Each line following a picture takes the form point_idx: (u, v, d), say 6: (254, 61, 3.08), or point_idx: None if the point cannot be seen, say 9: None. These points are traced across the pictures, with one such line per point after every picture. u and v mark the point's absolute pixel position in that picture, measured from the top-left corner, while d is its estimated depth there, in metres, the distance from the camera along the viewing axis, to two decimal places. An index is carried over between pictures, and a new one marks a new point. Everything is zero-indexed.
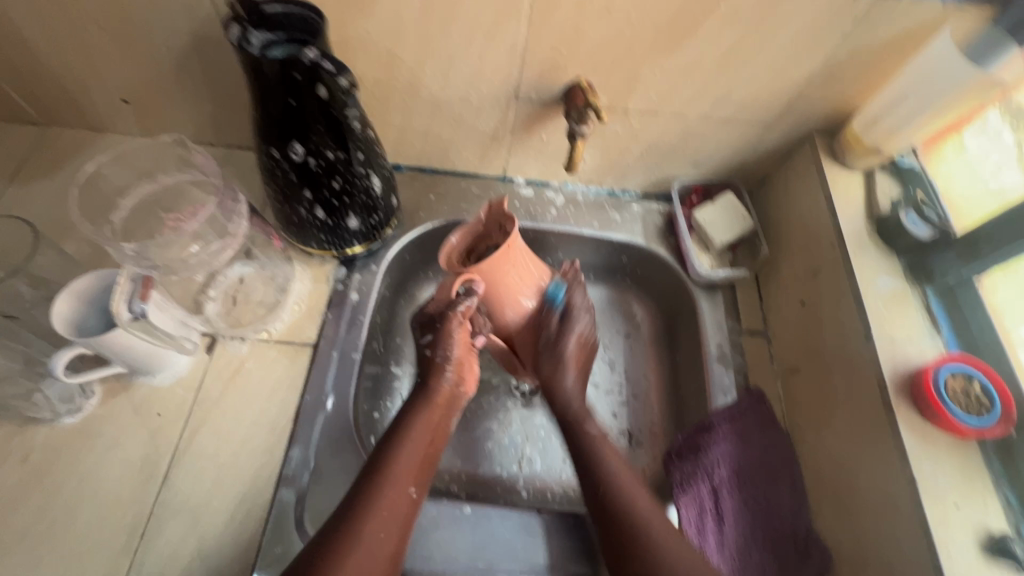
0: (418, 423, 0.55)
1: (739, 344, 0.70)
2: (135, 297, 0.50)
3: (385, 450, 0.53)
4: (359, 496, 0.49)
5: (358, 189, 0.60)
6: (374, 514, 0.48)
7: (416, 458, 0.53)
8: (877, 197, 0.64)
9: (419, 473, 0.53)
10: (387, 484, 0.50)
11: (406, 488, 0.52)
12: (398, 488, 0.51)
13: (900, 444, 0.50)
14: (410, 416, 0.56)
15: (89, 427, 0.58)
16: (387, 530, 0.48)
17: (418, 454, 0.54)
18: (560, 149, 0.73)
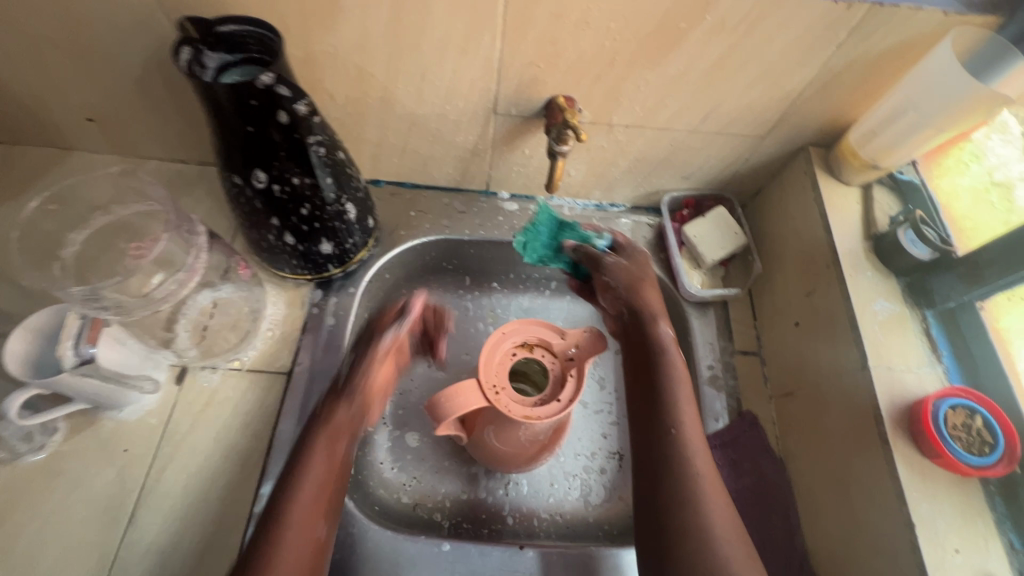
0: (317, 463, 0.50)
1: (732, 366, 0.67)
2: (81, 340, 0.49)
3: (280, 498, 0.47)
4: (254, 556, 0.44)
5: (329, 214, 0.57)
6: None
7: (317, 491, 0.49)
8: (874, 214, 0.61)
9: (326, 507, 0.49)
10: (285, 539, 0.45)
11: (309, 532, 0.47)
12: (303, 532, 0.46)
13: (897, 483, 0.47)
14: (305, 457, 0.50)
15: (53, 466, 0.56)
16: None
17: (321, 492, 0.49)
18: (544, 163, 0.70)
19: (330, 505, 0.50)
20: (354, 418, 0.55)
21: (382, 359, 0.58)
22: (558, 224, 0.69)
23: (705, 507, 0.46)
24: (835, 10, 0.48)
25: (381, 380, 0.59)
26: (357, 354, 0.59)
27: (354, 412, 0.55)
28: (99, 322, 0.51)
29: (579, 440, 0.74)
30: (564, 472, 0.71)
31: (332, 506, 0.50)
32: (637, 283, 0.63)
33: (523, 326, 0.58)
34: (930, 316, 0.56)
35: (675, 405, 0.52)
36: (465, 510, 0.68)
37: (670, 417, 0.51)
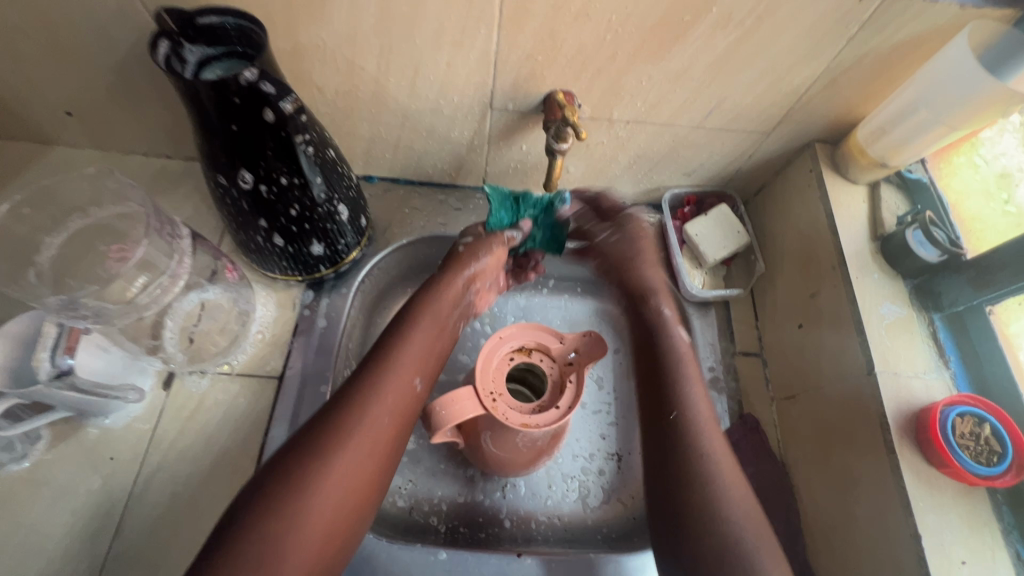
0: (423, 327, 0.57)
1: (732, 367, 0.65)
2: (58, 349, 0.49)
3: (387, 354, 0.54)
4: (348, 401, 0.49)
5: (320, 215, 0.55)
6: (365, 422, 0.48)
7: (416, 354, 0.55)
8: (882, 214, 0.59)
9: (422, 367, 0.55)
10: (383, 389, 0.51)
11: (406, 384, 0.53)
12: (400, 384, 0.52)
13: (903, 493, 0.46)
14: (414, 322, 0.57)
15: (36, 474, 0.54)
16: (375, 440, 0.49)
17: (417, 356, 0.55)
18: (542, 159, 0.68)
19: (426, 367, 0.56)
20: (464, 291, 0.62)
21: (487, 255, 0.63)
22: (514, 199, 0.65)
23: (720, 485, 0.47)
24: (847, 2, 0.46)
25: (483, 273, 0.63)
26: (463, 247, 0.64)
27: (467, 283, 0.62)
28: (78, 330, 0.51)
29: (577, 441, 0.72)
30: (562, 473, 0.70)
31: (429, 372, 0.56)
32: (632, 265, 0.64)
33: (523, 331, 0.57)
34: (938, 320, 0.55)
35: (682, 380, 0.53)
36: (461, 514, 0.67)
37: (675, 397, 0.52)
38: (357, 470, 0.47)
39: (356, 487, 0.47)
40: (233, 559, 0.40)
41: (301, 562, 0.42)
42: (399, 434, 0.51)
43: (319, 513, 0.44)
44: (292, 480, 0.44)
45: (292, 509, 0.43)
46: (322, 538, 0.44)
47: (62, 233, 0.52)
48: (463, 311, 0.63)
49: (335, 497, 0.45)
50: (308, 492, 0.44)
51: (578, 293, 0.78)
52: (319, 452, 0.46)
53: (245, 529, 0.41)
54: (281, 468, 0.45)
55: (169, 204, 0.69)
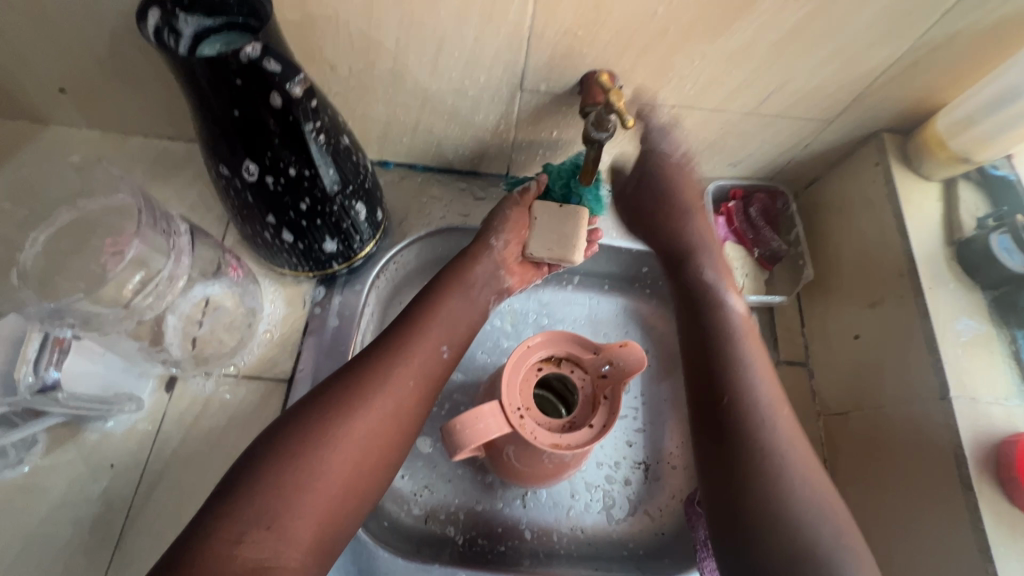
0: (450, 297, 0.54)
1: (776, 378, 0.59)
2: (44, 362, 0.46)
3: (412, 321, 0.52)
4: (372, 362, 0.48)
5: (333, 209, 0.50)
6: (385, 384, 0.47)
7: (445, 320, 0.53)
8: (959, 216, 0.53)
9: (450, 334, 0.53)
10: (406, 353, 0.49)
11: (430, 349, 0.51)
12: (428, 345, 0.51)
13: (980, 537, 0.42)
14: (442, 292, 0.54)
15: (35, 481, 0.51)
16: (397, 402, 0.47)
17: (445, 323, 0.53)
18: (574, 145, 0.62)
19: (454, 335, 0.53)
20: (491, 269, 0.57)
21: (511, 233, 0.57)
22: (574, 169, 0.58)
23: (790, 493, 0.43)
24: None
25: (510, 250, 0.58)
26: (485, 224, 0.59)
27: (491, 261, 0.57)
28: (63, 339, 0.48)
29: (601, 447, 0.67)
30: (586, 482, 0.65)
31: (459, 341, 0.53)
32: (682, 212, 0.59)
33: (551, 339, 0.53)
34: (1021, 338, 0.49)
35: (745, 358, 0.50)
36: (479, 524, 0.63)
37: (732, 379, 0.49)
38: (373, 435, 0.45)
39: (373, 452, 0.45)
40: (239, 516, 0.39)
41: (310, 524, 0.41)
42: (424, 402, 0.49)
43: (332, 474, 0.42)
44: (303, 437, 0.43)
45: (305, 467, 0.42)
46: (332, 500, 0.42)
47: (48, 226, 0.48)
48: (497, 288, 0.58)
49: (352, 456, 0.43)
50: (320, 451, 0.42)
51: (606, 290, 0.72)
52: (336, 407, 0.44)
53: (252, 483, 0.40)
54: (297, 422, 0.44)
55: (171, 191, 0.64)
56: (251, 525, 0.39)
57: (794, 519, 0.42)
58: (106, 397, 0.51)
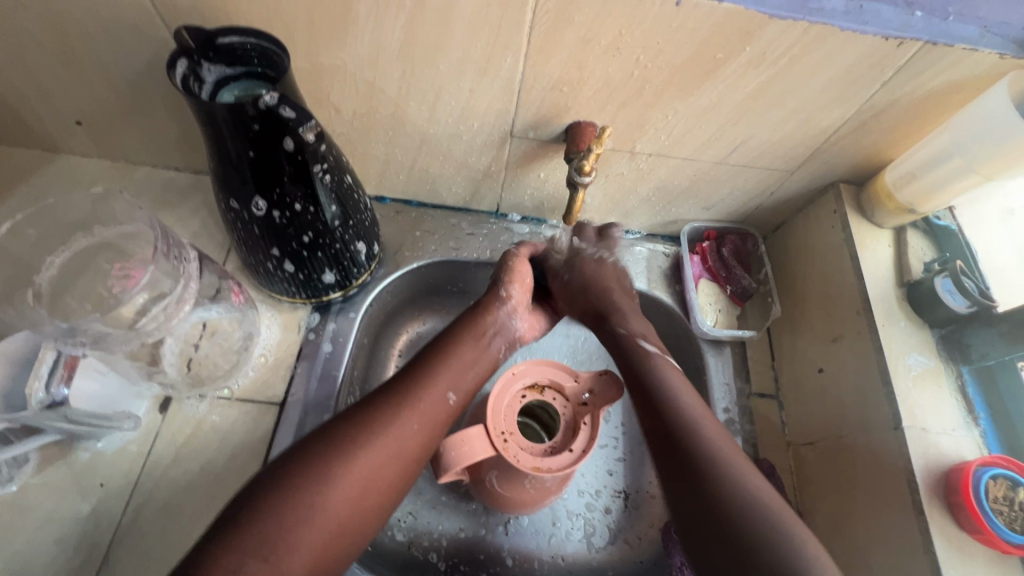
0: (462, 344, 0.56)
1: (748, 409, 0.63)
2: (55, 379, 0.48)
3: (422, 367, 0.53)
4: (382, 405, 0.48)
5: (332, 241, 0.54)
6: (392, 426, 0.47)
7: (455, 365, 0.54)
8: (908, 260, 0.58)
9: (458, 381, 0.53)
10: (416, 396, 0.50)
11: (440, 394, 0.51)
12: (437, 392, 0.51)
13: (932, 560, 0.44)
14: (455, 341, 0.56)
15: (23, 499, 0.52)
16: (400, 446, 0.47)
17: (455, 369, 0.54)
18: (559, 186, 0.67)
19: (462, 382, 0.54)
20: (507, 317, 0.61)
21: (518, 285, 0.62)
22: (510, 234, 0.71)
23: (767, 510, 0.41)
24: (883, 47, 0.45)
25: (518, 301, 0.62)
26: (495, 276, 0.63)
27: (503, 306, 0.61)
28: (76, 360, 0.49)
29: (582, 476, 0.69)
30: (567, 511, 0.67)
31: (466, 388, 0.54)
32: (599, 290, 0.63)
33: (536, 367, 0.56)
34: (966, 372, 0.53)
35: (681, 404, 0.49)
36: (462, 551, 0.64)
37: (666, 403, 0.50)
38: (374, 476, 0.45)
39: (371, 493, 0.45)
40: (237, 545, 0.39)
41: (304, 559, 0.40)
42: (427, 447, 0.49)
43: (331, 509, 0.42)
44: (308, 472, 0.43)
45: (307, 499, 0.42)
46: (328, 536, 0.42)
47: (65, 252, 0.50)
48: (509, 336, 0.61)
49: (353, 495, 0.44)
50: (323, 485, 0.43)
51: None
52: (343, 444, 0.45)
53: (253, 514, 0.40)
54: (303, 456, 0.44)
55: (175, 218, 0.68)
56: (247, 558, 0.38)
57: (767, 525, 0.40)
58: (106, 414, 0.52)
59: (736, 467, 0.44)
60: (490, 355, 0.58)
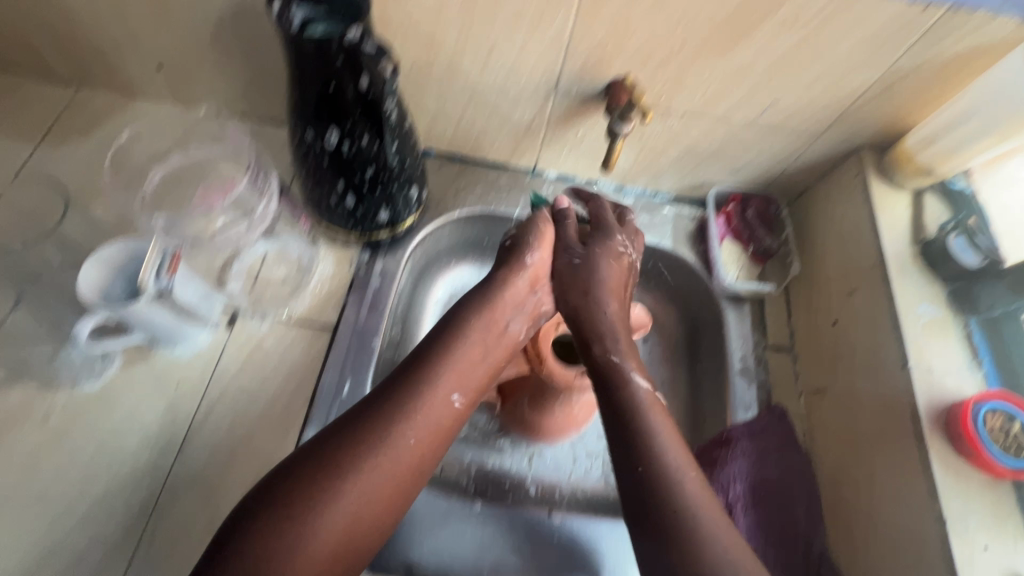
0: (469, 342, 0.54)
1: (764, 359, 0.68)
2: (162, 270, 0.53)
3: (424, 369, 0.52)
4: (378, 417, 0.48)
5: (389, 178, 0.60)
6: (387, 440, 0.47)
7: (461, 365, 0.53)
8: (924, 219, 0.62)
9: (462, 383, 0.53)
10: (414, 406, 0.49)
11: (440, 401, 0.51)
12: (436, 399, 0.51)
13: (930, 480, 0.49)
14: (465, 334, 0.55)
15: (109, 392, 0.58)
16: (398, 461, 0.47)
17: (462, 369, 0.53)
18: (596, 144, 0.72)
19: (467, 383, 0.53)
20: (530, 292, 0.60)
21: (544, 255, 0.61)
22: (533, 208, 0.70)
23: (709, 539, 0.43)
24: (910, 10, 0.49)
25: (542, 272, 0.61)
26: (513, 240, 0.61)
27: (529, 275, 0.59)
28: (177, 258, 0.54)
29: (602, 421, 0.75)
30: (586, 451, 0.73)
31: (472, 388, 0.53)
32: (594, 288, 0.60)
33: None
34: (974, 322, 0.57)
35: (629, 374, 0.53)
36: (488, 478, 0.69)
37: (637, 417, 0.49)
38: (374, 488, 0.46)
39: (367, 512, 0.45)
40: None
41: None
42: (427, 458, 0.49)
43: (323, 535, 0.43)
44: (295, 495, 0.43)
45: (297, 527, 0.42)
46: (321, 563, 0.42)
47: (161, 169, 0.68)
48: (530, 312, 0.60)
49: (346, 516, 0.44)
50: (321, 502, 0.43)
51: None
52: (334, 463, 0.45)
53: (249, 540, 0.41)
54: (291, 476, 0.44)
55: None
56: None
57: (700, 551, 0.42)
58: (188, 312, 0.58)
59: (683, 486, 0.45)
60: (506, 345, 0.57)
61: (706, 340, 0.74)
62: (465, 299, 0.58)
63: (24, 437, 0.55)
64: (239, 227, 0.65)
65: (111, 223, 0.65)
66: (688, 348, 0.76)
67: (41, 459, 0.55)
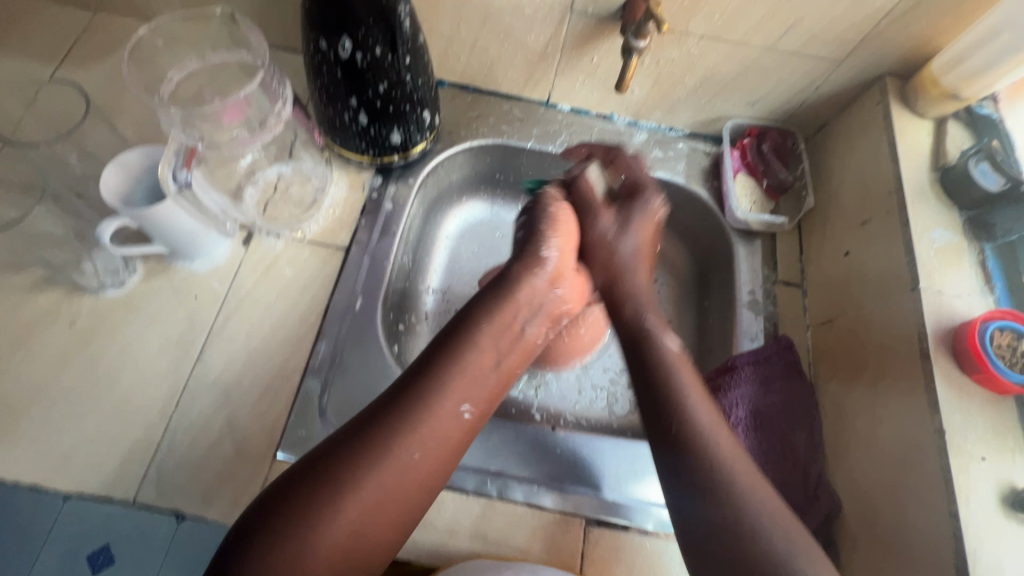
0: (479, 344, 0.51)
1: (772, 292, 0.68)
2: (180, 165, 0.54)
3: (432, 373, 0.48)
4: (391, 427, 0.44)
5: (401, 96, 0.60)
6: (396, 450, 0.44)
7: (470, 374, 0.49)
8: (945, 147, 0.60)
9: (473, 391, 0.49)
10: (425, 411, 0.46)
11: (451, 410, 0.47)
12: (445, 407, 0.47)
13: (932, 396, 0.49)
14: (475, 331, 0.51)
15: (131, 301, 0.61)
16: (410, 474, 0.44)
17: (472, 378, 0.49)
18: (611, 73, 0.70)
19: (478, 392, 0.49)
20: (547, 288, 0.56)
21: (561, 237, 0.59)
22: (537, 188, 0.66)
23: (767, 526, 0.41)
24: None
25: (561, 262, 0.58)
26: (529, 230, 0.59)
27: (545, 275, 0.56)
28: (194, 152, 0.55)
29: (607, 355, 0.76)
30: (590, 383, 0.74)
31: (482, 398, 0.49)
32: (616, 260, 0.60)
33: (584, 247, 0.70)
34: (989, 249, 0.56)
35: (677, 380, 0.49)
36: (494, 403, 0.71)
37: (675, 397, 0.48)
38: (383, 503, 0.43)
39: (375, 527, 0.42)
40: None
41: None
42: (439, 469, 0.46)
43: (326, 552, 0.40)
44: (298, 512, 0.40)
45: (300, 540, 0.39)
46: None
47: (180, 72, 0.60)
48: (548, 313, 0.57)
49: (352, 534, 0.41)
50: (325, 519, 0.40)
51: None
52: (342, 477, 0.42)
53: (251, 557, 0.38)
54: (294, 491, 0.41)
55: None
56: None
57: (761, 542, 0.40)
58: (207, 211, 0.59)
59: (730, 463, 0.44)
60: (521, 351, 0.53)
61: (716, 276, 0.74)
62: (479, 297, 0.54)
63: (52, 339, 0.58)
64: (250, 132, 0.56)
65: (129, 141, 0.66)
66: (697, 285, 0.77)
67: (68, 359, 0.57)
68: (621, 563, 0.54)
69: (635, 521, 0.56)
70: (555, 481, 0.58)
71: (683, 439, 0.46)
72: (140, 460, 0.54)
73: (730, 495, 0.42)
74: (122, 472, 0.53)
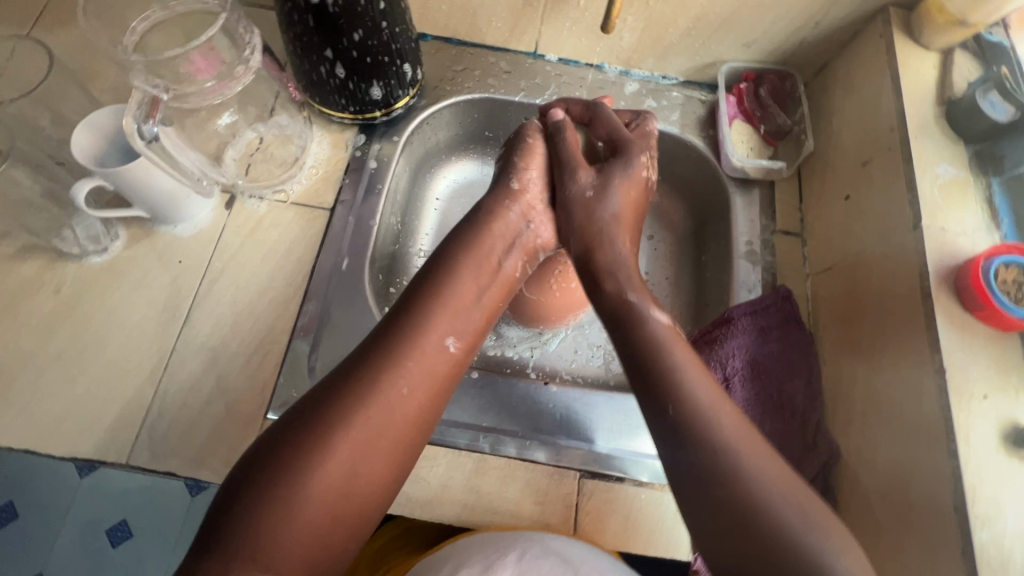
0: (462, 282, 0.49)
1: (771, 242, 0.66)
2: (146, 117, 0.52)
3: (411, 312, 0.46)
4: (369, 369, 0.42)
5: (378, 45, 0.58)
6: (378, 387, 0.42)
7: (452, 310, 0.47)
8: (952, 79, 0.57)
9: (456, 326, 0.47)
10: (406, 350, 0.44)
11: (434, 347, 0.45)
12: (428, 344, 0.45)
13: (933, 335, 0.47)
14: (457, 269, 0.50)
15: (115, 267, 0.60)
16: (396, 412, 0.42)
17: (454, 314, 0.47)
18: (599, 17, 0.67)
19: (461, 326, 0.47)
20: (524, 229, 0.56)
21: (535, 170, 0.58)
22: None
23: (755, 471, 0.40)
24: None
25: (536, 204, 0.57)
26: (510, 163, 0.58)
27: (517, 207, 0.56)
28: (159, 100, 0.52)
29: None
30: (587, 341, 0.73)
31: (467, 334, 0.48)
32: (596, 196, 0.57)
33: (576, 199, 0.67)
34: (996, 184, 0.54)
35: (657, 328, 0.47)
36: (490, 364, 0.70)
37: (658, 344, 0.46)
38: (373, 442, 0.40)
39: (368, 469, 0.40)
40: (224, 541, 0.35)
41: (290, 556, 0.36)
42: (427, 405, 0.44)
43: (317, 500, 0.37)
44: (286, 460, 0.38)
45: (288, 488, 0.37)
46: (321, 527, 0.38)
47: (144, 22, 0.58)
48: (525, 248, 0.56)
49: (343, 480, 0.39)
50: (316, 464, 0.38)
51: None
52: (325, 419, 0.39)
53: (241, 517, 0.36)
54: (280, 442, 0.38)
55: None
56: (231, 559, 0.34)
57: (759, 492, 0.39)
58: (183, 170, 0.58)
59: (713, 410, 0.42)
60: (501, 284, 0.52)
61: (713, 228, 0.71)
62: (457, 239, 0.53)
63: (38, 306, 0.58)
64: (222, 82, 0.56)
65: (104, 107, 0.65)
66: (694, 238, 0.75)
67: (54, 326, 0.57)
68: (615, 513, 0.54)
69: (630, 473, 0.55)
70: (548, 435, 0.58)
71: (672, 383, 0.44)
72: (131, 422, 0.54)
73: (719, 439, 0.41)
74: (114, 434, 0.53)
